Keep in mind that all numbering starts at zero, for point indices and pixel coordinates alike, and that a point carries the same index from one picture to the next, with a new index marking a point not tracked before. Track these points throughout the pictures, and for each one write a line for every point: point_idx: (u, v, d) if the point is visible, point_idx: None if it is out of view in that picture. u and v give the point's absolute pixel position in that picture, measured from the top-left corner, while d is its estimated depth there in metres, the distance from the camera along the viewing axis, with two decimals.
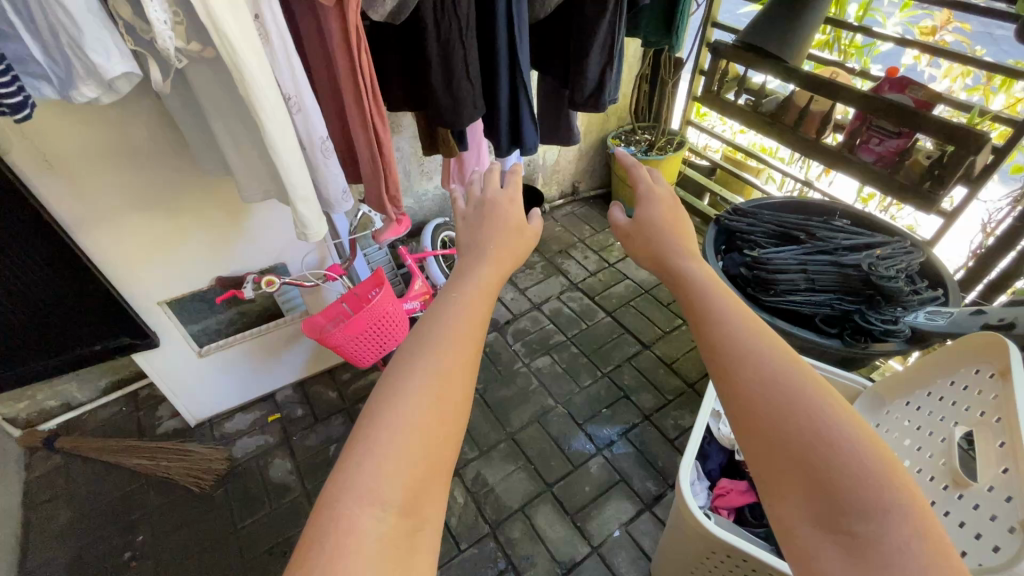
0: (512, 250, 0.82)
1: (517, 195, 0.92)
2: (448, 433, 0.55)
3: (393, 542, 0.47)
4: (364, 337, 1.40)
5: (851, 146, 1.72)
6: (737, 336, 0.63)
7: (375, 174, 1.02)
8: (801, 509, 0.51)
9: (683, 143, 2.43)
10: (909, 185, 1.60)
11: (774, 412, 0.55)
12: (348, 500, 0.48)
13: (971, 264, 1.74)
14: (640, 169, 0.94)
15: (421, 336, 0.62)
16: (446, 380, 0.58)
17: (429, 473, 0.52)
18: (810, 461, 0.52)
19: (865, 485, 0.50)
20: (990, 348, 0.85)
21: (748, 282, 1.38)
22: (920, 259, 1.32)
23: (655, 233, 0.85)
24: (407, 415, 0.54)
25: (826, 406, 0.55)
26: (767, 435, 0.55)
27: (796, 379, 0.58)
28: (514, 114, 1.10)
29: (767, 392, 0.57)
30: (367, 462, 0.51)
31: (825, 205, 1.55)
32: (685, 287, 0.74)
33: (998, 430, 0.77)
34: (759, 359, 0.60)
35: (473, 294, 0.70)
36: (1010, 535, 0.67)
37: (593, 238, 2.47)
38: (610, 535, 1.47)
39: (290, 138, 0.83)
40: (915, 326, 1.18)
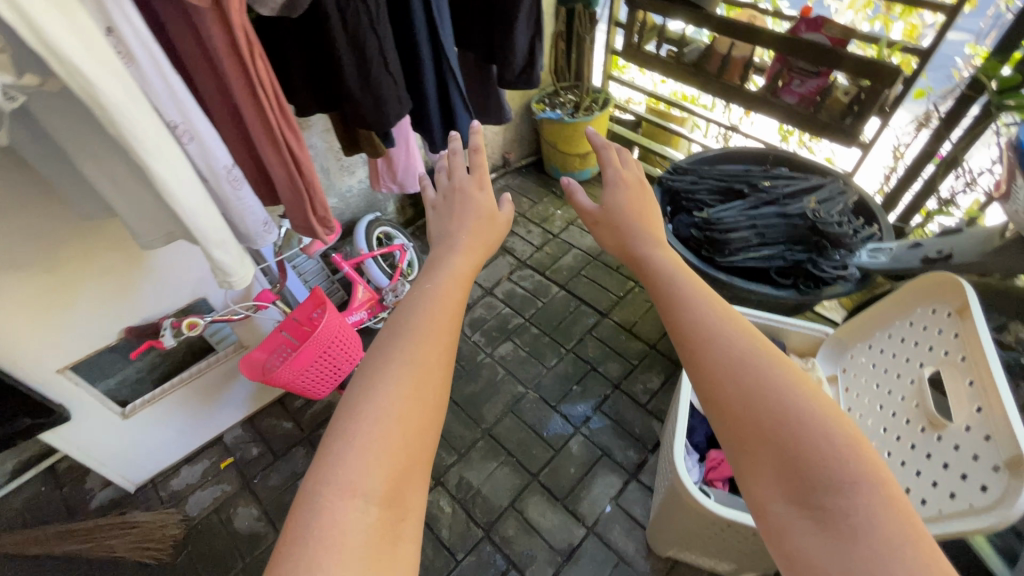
0: (483, 239, 0.84)
1: (487, 179, 0.93)
2: (425, 427, 0.58)
3: (377, 532, 0.50)
4: (312, 368, 1.28)
5: (774, 89, 1.73)
6: (699, 315, 0.59)
7: (295, 194, 0.88)
8: (773, 486, 0.47)
9: (608, 101, 2.37)
10: (832, 122, 1.65)
11: (739, 392, 0.51)
12: (331, 495, 0.51)
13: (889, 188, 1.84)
14: (606, 152, 0.88)
15: (396, 330, 0.65)
16: (424, 374, 0.61)
17: (411, 464, 0.56)
18: (778, 437, 0.48)
19: (833, 457, 0.47)
20: (947, 287, 0.89)
21: (702, 244, 1.36)
22: (853, 198, 1.36)
23: (623, 225, 0.79)
24: (384, 406, 0.57)
25: (791, 381, 0.51)
26: (733, 415, 0.51)
27: (763, 357, 0.53)
28: (444, 105, 0.99)
29: (735, 373, 0.52)
30: (348, 453, 0.54)
31: (758, 152, 1.57)
32: (650, 273, 0.69)
33: (964, 368, 0.81)
34: (724, 339, 0.55)
35: (446, 286, 0.72)
36: (996, 474, 0.70)
37: (533, 210, 2.40)
38: (602, 512, 1.48)
39: (184, 171, 0.69)
40: (862, 266, 1.23)
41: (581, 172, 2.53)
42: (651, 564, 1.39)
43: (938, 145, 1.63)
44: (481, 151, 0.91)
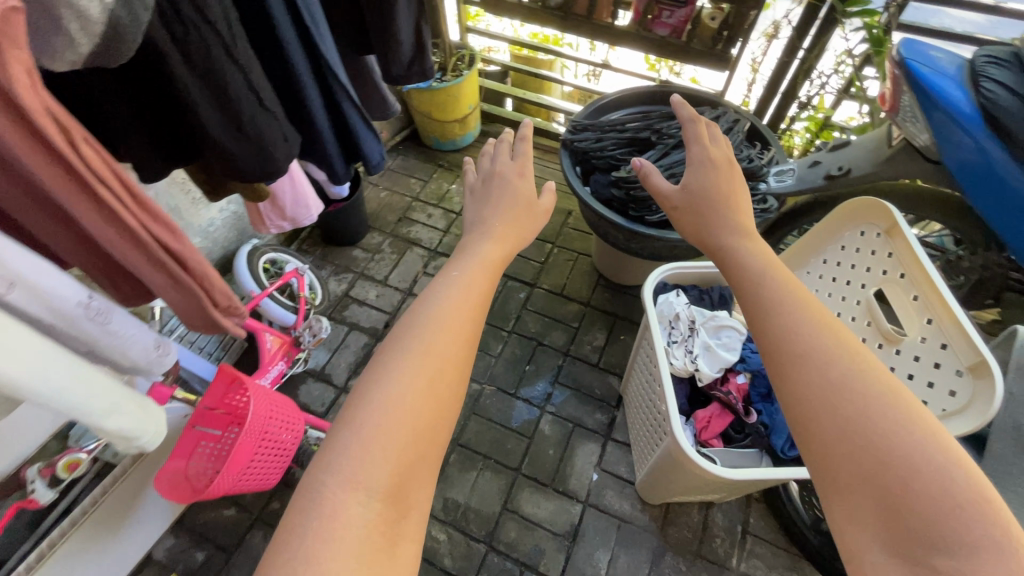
0: (515, 226, 0.88)
1: (527, 169, 0.99)
2: (436, 416, 0.60)
3: (379, 527, 0.53)
4: (255, 460, 1.10)
5: (644, 23, 1.70)
6: (799, 332, 0.60)
7: (190, 300, 0.68)
8: (873, 533, 0.49)
9: (474, 57, 2.20)
10: (705, 50, 1.68)
11: (840, 438, 0.53)
12: (334, 484, 0.54)
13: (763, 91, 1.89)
14: (693, 127, 0.86)
15: (414, 323, 0.67)
16: (435, 369, 0.63)
17: (419, 457, 0.58)
18: (885, 484, 0.50)
19: (946, 511, 0.48)
20: (871, 209, 0.95)
21: (627, 203, 1.35)
22: (745, 125, 1.41)
23: (706, 204, 0.79)
24: (396, 400, 0.59)
25: (911, 428, 0.52)
26: (832, 459, 0.53)
27: (872, 394, 0.54)
28: (342, 125, 0.82)
29: (835, 403, 0.55)
30: (351, 446, 0.56)
31: (648, 91, 1.55)
32: (740, 272, 0.70)
33: (907, 285, 0.89)
34: (819, 358, 0.58)
35: (470, 275, 0.75)
36: (961, 379, 0.79)
37: (426, 190, 2.23)
38: (592, 482, 1.51)
39: (45, 360, 0.55)
40: (775, 191, 1.30)
41: (463, 137, 2.37)
42: (649, 513, 1.46)
43: (792, 56, 1.73)
44: (528, 145, 0.99)
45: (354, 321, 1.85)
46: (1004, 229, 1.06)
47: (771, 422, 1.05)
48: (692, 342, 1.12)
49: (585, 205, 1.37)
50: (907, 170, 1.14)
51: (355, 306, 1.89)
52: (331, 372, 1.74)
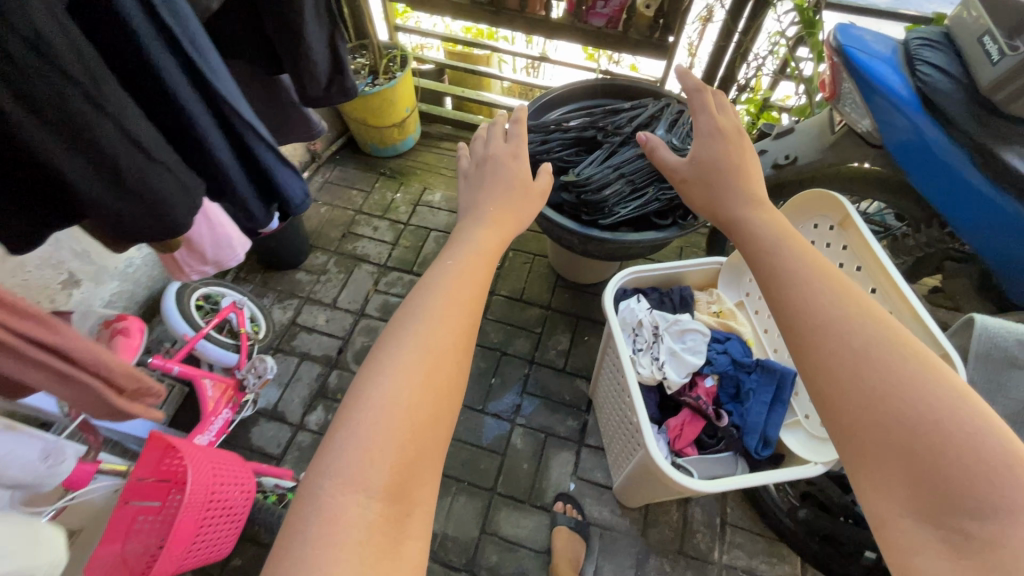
0: (512, 211, 0.85)
1: (521, 150, 0.95)
2: (439, 408, 0.55)
3: (381, 530, 0.48)
4: (204, 527, 1.00)
5: (579, 14, 1.64)
6: (814, 303, 0.60)
7: (89, 404, 0.64)
8: (902, 500, 0.49)
9: (406, 57, 2.08)
10: (643, 39, 1.64)
11: (867, 404, 0.52)
12: (331, 486, 0.49)
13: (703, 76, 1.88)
14: (700, 96, 0.88)
15: (413, 311, 0.62)
16: (438, 357, 0.58)
17: (422, 451, 0.53)
18: (913, 450, 0.49)
19: (980, 476, 0.46)
20: (823, 203, 0.95)
21: (579, 207, 1.29)
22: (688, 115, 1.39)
23: (716, 180, 0.82)
24: (395, 392, 0.54)
25: (944, 390, 0.51)
26: (859, 428, 0.53)
27: (898, 357, 0.54)
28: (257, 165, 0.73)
29: (862, 370, 0.54)
30: (349, 442, 0.51)
31: (588, 85, 1.49)
32: (753, 239, 0.72)
33: (864, 277, 0.92)
34: (844, 327, 0.57)
35: (467, 261, 0.71)
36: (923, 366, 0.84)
37: (369, 202, 2.12)
38: (569, 491, 1.49)
39: None
40: None
41: (403, 142, 2.25)
42: (629, 517, 1.44)
43: (728, 40, 1.72)
44: (523, 127, 0.97)
45: (305, 352, 1.74)
46: (951, 211, 1.06)
47: (742, 423, 1.03)
48: (657, 349, 1.09)
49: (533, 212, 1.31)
50: (849, 155, 1.14)
51: (305, 334, 1.78)
52: (284, 410, 1.62)
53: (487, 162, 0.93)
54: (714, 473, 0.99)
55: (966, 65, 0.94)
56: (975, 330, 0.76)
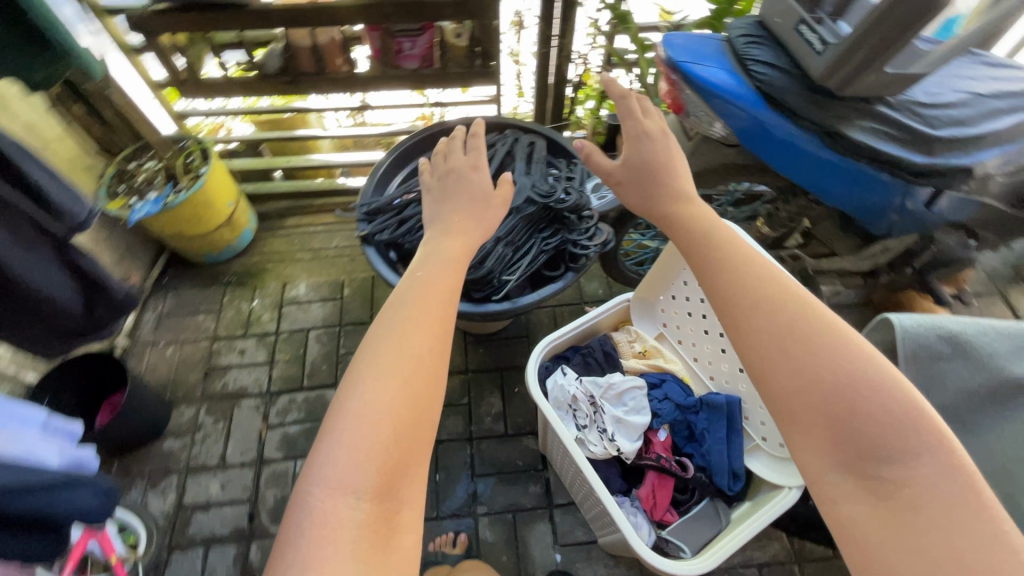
0: (473, 222, 0.88)
1: (481, 163, 0.99)
2: (425, 403, 0.58)
3: (371, 529, 0.51)
4: None
5: (387, 61, 1.46)
6: (747, 270, 0.57)
7: None
8: (828, 456, 0.48)
9: (206, 146, 1.75)
10: (465, 70, 1.51)
11: (793, 371, 0.50)
12: (318, 492, 0.51)
13: (536, 83, 1.80)
14: (624, 103, 0.79)
15: (389, 321, 0.64)
16: (416, 362, 0.60)
17: (407, 452, 0.55)
18: (834, 408, 0.48)
19: (892, 426, 0.46)
20: None
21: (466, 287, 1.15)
22: (540, 146, 1.31)
23: (647, 176, 0.73)
24: (379, 398, 0.56)
25: (858, 358, 0.49)
26: (782, 384, 0.51)
27: (817, 328, 0.51)
28: (18, 515, 0.57)
29: (780, 339, 0.51)
30: (334, 449, 0.53)
31: (426, 136, 1.41)
32: (681, 232, 0.66)
33: None
34: (766, 305, 0.54)
35: (436, 274, 0.73)
36: None
37: (224, 321, 1.79)
38: (557, 563, 1.39)
39: None
40: (598, 210, 1.23)
41: (239, 239, 1.93)
42: (623, 564, 1.38)
43: (548, 45, 1.64)
44: (480, 138, 1.00)
45: (208, 535, 1.43)
46: (817, 183, 1.08)
47: (708, 463, 0.98)
48: (602, 419, 1.00)
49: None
50: (710, 158, 1.12)
51: (200, 514, 1.46)
52: None
53: (451, 176, 0.96)
54: (702, 533, 0.92)
55: (792, 57, 0.94)
56: (895, 333, 0.74)
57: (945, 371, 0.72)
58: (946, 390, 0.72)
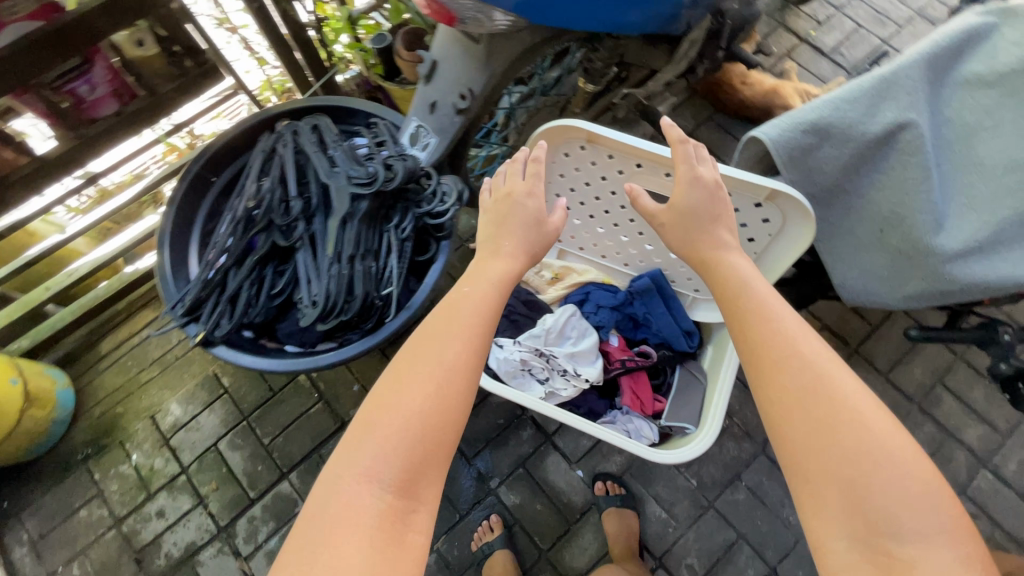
0: (518, 251, 0.80)
1: (538, 187, 0.85)
2: (444, 422, 0.64)
3: (388, 520, 0.58)
4: None
5: (75, 117, 1.09)
6: (781, 326, 0.59)
7: None
8: (840, 525, 0.50)
9: None
10: (179, 78, 1.18)
11: (818, 433, 0.53)
12: (348, 482, 0.59)
13: (270, 41, 1.46)
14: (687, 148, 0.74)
15: (429, 340, 0.69)
16: (442, 383, 0.65)
17: (430, 453, 0.62)
18: (851, 477, 0.51)
19: (905, 502, 0.49)
20: (565, 133, 0.83)
21: (356, 321, 1.00)
22: (327, 125, 1.09)
23: (691, 219, 0.70)
24: (408, 406, 0.63)
25: (888, 436, 0.52)
26: (799, 437, 0.54)
27: (855, 395, 0.54)
28: None
29: (806, 390, 0.55)
30: (366, 447, 0.61)
31: (185, 185, 1.12)
32: (720, 274, 0.67)
33: (651, 169, 0.82)
34: (805, 363, 0.56)
35: (481, 292, 0.75)
36: (763, 208, 0.78)
37: (112, 497, 1.47)
38: (582, 478, 1.45)
39: None
40: (430, 163, 1.06)
41: (59, 406, 1.52)
42: None
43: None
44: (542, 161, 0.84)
45: None
46: (622, 22, 1.00)
47: (663, 338, 1.00)
48: (557, 364, 0.96)
49: (322, 372, 1.01)
50: (508, 50, 0.98)
51: None
52: None
53: (508, 203, 0.83)
54: (693, 402, 0.96)
55: None
56: (769, 146, 0.79)
57: (819, 155, 0.80)
58: (825, 170, 0.81)
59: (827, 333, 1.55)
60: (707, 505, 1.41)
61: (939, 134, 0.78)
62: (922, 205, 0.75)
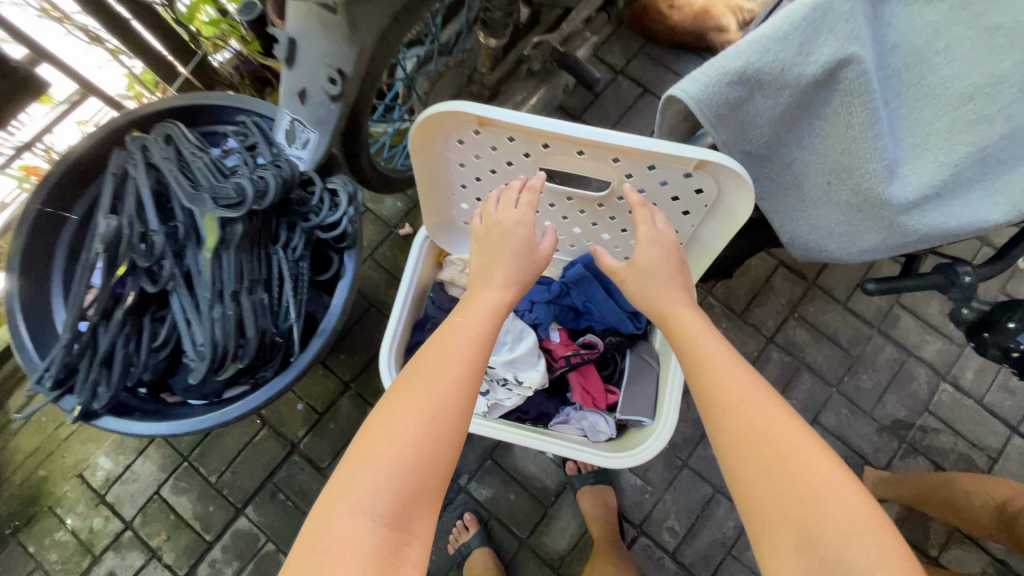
0: (512, 274, 0.69)
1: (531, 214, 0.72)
2: (440, 452, 0.56)
3: (383, 555, 0.51)
4: None
5: None
6: (727, 374, 0.62)
7: None
8: (792, 563, 0.51)
9: None
10: None
11: (767, 474, 0.55)
12: (342, 509, 0.53)
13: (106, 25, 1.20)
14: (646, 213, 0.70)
15: (424, 365, 0.61)
16: (435, 413, 0.57)
17: (426, 484, 0.55)
18: (800, 515, 0.52)
19: (853, 535, 0.49)
20: (450, 116, 0.67)
21: (265, 358, 0.88)
22: (180, 133, 0.89)
23: (649, 275, 0.72)
24: (400, 436, 0.56)
25: (833, 472, 0.53)
26: (749, 478, 0.56)
27: (799, 436, 0.56)
28: None
29: (756, 432, 0.57)
30: (357, 476, 0.54)
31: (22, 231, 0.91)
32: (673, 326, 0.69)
33: (560, 148, 0.67)
34: (754, 406, 0.59)
35: (480, 311, 0.66)
36: (694, 177, 0.67)
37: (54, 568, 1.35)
38: (553, 459, 1.40)
39: None
40: (314, 164, 0.90)
41: None
42: None
43: None
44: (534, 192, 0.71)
45: None
46: None
47: (607, 323, 0.92)
48: (496, 374, 0.88)
49: (237, 422, 0.90)
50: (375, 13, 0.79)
51: None
52: None
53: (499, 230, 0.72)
54: (647, 390, 0.88)
55: None
56: (692, 107, 0.63)
57: (751, 107, 0.65)
58: (759, 124, 0.67)
59: (784, 270, 1.49)
60: (681, 464, 1.38)
61: (884, 63, 0.63)
62: (871, 155, 0.64)
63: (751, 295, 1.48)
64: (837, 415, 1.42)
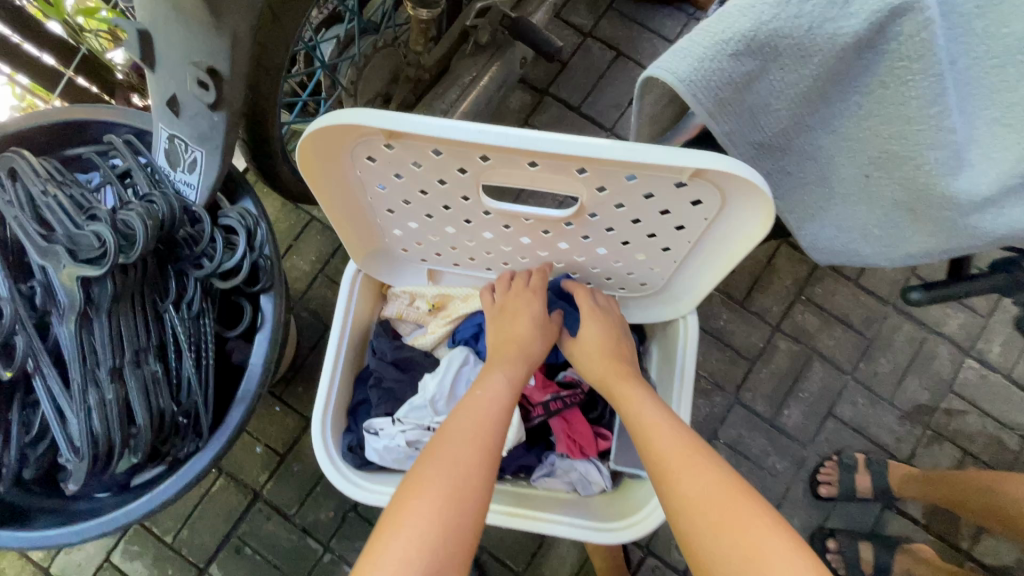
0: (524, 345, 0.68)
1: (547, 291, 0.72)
2: (470, 520, 0.52)
3: None
4: None
5: None
6: (660, 437, 0.59)
7: None
8: None
9: None
10: None
11: (713, 544, 0.50)
12: None
13: None
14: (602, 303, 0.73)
15: (446, 431, 0.58)
16: (465, 477, 0.54)
17: (457, 555, 0.50)
18: None
19: None
20: (350, 128, 0.49)
21: (172, 435, 0.71)
22: (26, 165, 0.69)
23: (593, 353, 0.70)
24: (432, 501, 0.52)
25: (774, 531, 0.49)
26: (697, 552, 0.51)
27: (736, 495, 0.52)
28: None
29: (696, 498, 0.53)
30: (389, 546, 0.49)
31: None
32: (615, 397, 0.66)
33: (505, 159, 0.49)
34: (687, 470, 0.56)
35: (496, 378, 0.64)
36: (689, 185, 0.50)
37: None
38: None
39: None
40: (206, 192, 0.71)
41: None
42: None
43: None
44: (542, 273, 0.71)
45: None
46: None
47: None
48: None
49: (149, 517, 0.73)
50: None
51: None
52: None
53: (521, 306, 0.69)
54: None
55: None
56: (680, 91, 0.48)
57: (762, 86, 0.50)
58: (773, 105, 0.52)
59: (787, 248, 1.32)
60: None
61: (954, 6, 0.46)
62: (932, 139, 0.49)
63: (753, 280, 1.32)
64: (853, 404, 1.29)
